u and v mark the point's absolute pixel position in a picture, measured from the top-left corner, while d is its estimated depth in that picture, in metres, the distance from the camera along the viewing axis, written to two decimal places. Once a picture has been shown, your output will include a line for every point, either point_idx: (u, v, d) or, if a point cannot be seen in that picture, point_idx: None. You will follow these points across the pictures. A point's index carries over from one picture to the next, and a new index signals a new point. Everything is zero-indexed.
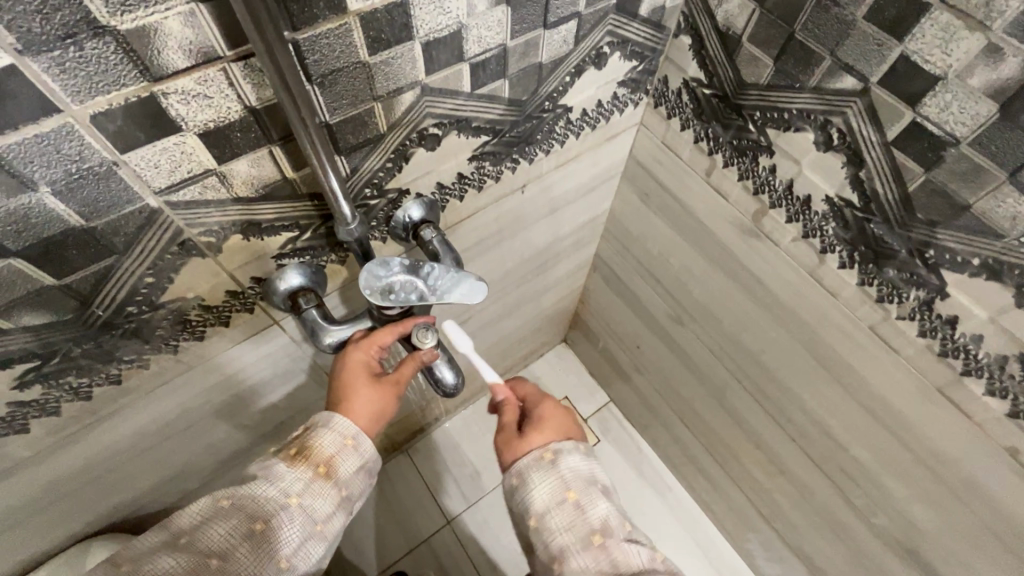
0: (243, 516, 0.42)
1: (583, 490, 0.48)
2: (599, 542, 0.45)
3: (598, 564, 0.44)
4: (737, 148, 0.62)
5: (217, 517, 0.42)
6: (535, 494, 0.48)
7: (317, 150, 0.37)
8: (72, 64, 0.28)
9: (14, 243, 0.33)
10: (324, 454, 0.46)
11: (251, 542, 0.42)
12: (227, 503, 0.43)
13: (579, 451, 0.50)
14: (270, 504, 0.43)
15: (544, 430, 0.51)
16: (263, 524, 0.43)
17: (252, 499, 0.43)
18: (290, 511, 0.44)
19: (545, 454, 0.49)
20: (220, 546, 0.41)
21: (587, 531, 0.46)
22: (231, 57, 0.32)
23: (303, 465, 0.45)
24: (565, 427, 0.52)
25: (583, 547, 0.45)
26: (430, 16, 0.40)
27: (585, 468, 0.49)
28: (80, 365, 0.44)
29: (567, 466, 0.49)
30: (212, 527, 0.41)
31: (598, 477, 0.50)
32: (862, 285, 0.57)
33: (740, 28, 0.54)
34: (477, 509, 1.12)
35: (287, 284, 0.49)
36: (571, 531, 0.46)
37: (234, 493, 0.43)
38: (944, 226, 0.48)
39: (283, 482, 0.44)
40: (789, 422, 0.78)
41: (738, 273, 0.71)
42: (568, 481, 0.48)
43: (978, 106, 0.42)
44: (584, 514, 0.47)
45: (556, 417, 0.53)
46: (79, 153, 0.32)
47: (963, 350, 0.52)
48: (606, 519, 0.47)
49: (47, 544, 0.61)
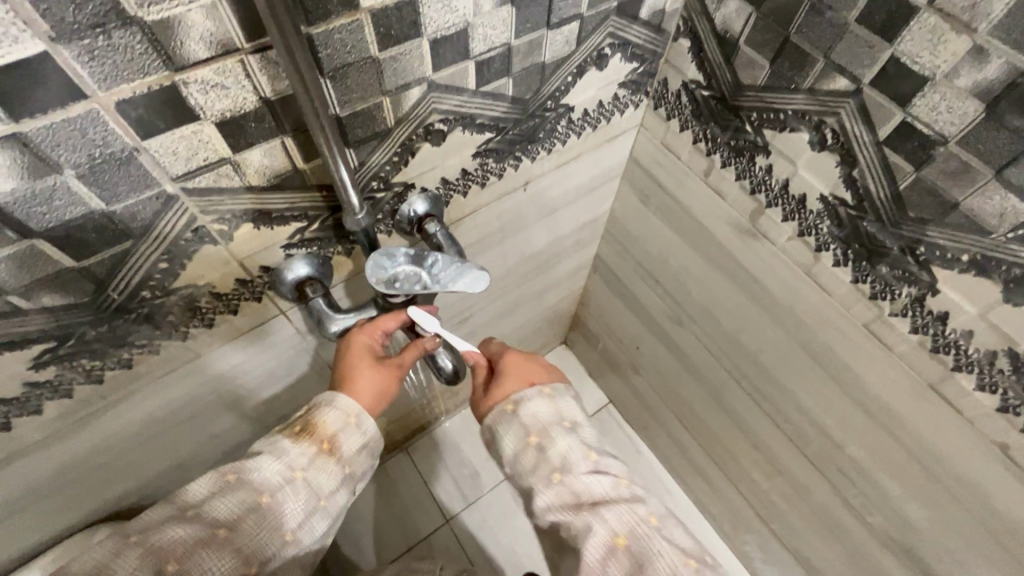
0: (250, 490, 0.43)
1: (543, 432, 0.49)
2: (561, 479, 0.47)
3: (561, 499, 0.46)
4: (734, 149, 0.63)
5: (226, 490, 0.43)
6: (503, 444, 0.50)
7: (328, 140, 0.38)
8: (101, 53, 0.30)
9: (38, 224, 0.35)
10: (328, 431, 0.47)
11: (257, 515, 0.43)
12: (233, 477, 0.44)
13: (543, 394, 0.50)
14: (277, 479, 0.44)
15: (507, 380, 0.52)
16: (268, 497, 0.44)
17: (258, 474, 0.44)
18: (295, 485, 0.45)
19: (507, 405, 0.50)
20: (227, 517, 0.42)
21: (548, 470, 0.47)
22: (248, 48, 0.34)
23: (307, 441, 0.46)
24: (530, 372, 0.53)
25: (546, 485, 0.47)
26: (438, 14, 0.41)
27: (548, 411, 0.50)
28: (94, 348, 0.45)
29: (528, 411, 0.50)
30: (220, 499, 0.43)
31: (563, 414, 0.50)
32: (856, 283, 0.59)
33: (737, 32, 0.56)
34: (476, 507, 1.13)
35: (294, 274, 0.51)
36: (536, 473, 0.48)
37: (240, 468, 0.44)
38: (934, 223, 0.49)
39: (288, 457, 0.45)
40: (786, 421, 0.79)
41: (736, 272, 0.72)
42: (528, 427, 0.49)
43: (965, 105, 0.43)
44: (546, 454, 0.48)
45: (519, 367, 0.53)
46: (103, 138, 0.33)
47: (954, 346, 0.53)
48: (567, 456, 0.48)
49: (54, 529, 0.62)
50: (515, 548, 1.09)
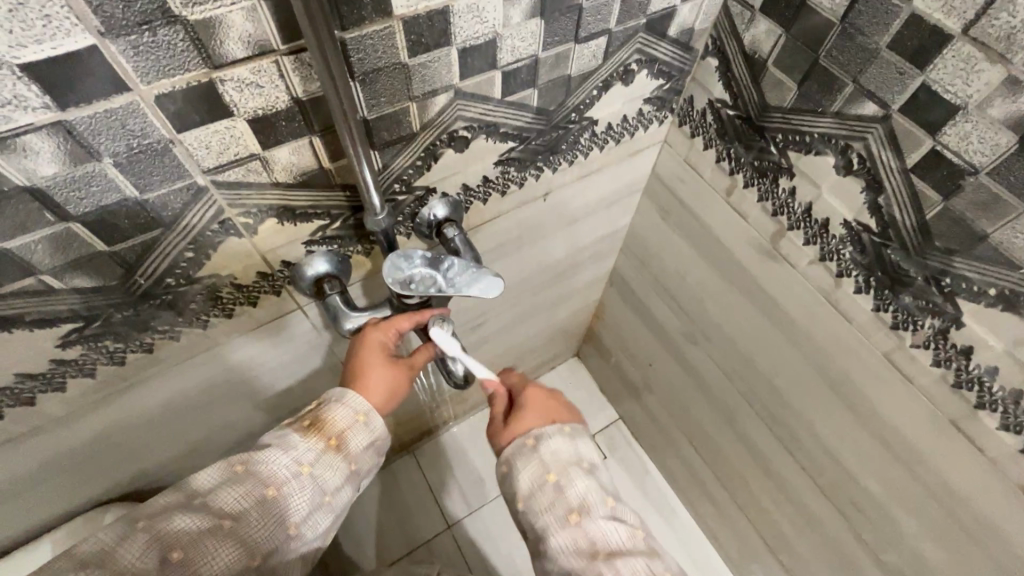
0: (257, 482, 0.44)
1: (564, 471, 0.49)
2: (577, 521, 0.47)
3: (575, 542, 0.46)
4: (758, 170, 0.63)
5: (233, 481, 0.44)
6: (518, 477, 0.50)
7: (354, 142, 0.39)
8: (145, 48, 0.31)
9: (75, 208, 0.36)
10: (337, 428, 0.48)
11: (263, 507, 0.44)
12: (241, 468, 0.44)
13: (562, 433, 0.51)
14: (283, 473, 0.45)
15: (528, 414, 0.53)
16: (274, 491, 0.44)
17: (266, 467, 0.45)
18: (302, 480, 0.46)
19: (528, 440, 0.51)
20: (233, 508, 0.43)
21: (566, 512, 0.47)
22: (284, 50, 0.35)
23: (316, 437, 0.47)
24: (551, 408, 0.53)
25: (562, 525, 0.47)
26: (468, 24, 0.42)
27: (569, 452, 0.50)
28: (119, 330, 0.47)
29: (549, 449, 0.50)
30: (227, 490, 0.43)
31: (582, 457, 0.51)
32: (877, 311, 0.58)
33: (766, 53, 0.56)
34: (480, 515, 1.13)
35: (314, 271, 0.52)
36: (552, 513, 0.48)
37: (248, 459, 0.45)
38: (960, 255, 0.48)
39: (295, 451, 0.46)
40: (800, 448, 0.77)
41: (754, 293, 0.72)
42: (548, 465, 0.49)
43: (998, 136, 0.42)
44: (563, 494, 0.48)
45: (541, 401, 0.54)
46: (142, 129, 0.34)
47: (978, 382, 0.52)
48: (584, 500, 0.48)
49: (69, 504, 0.64)
50: (516, 559, 1.09)
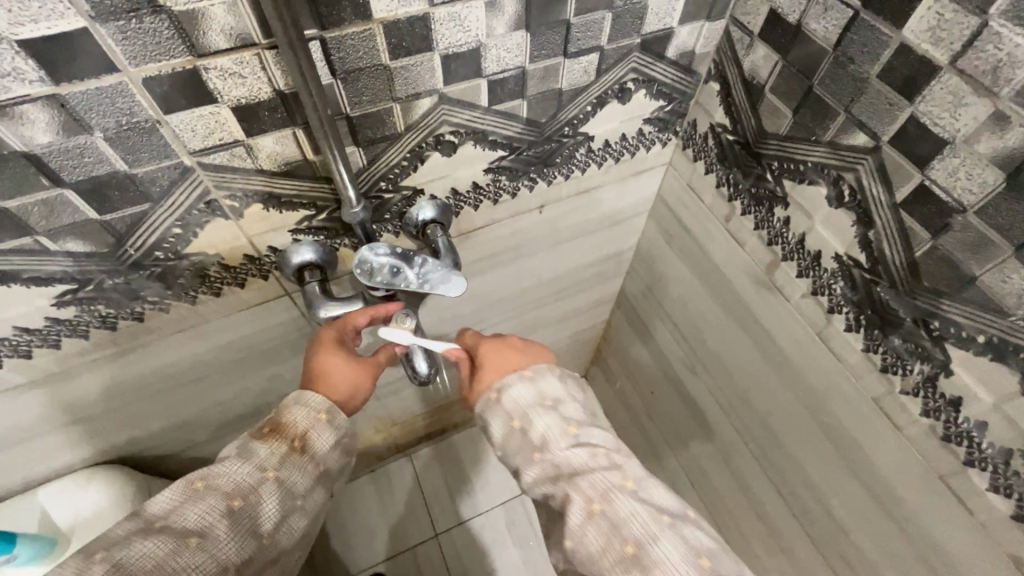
0: (219, 496, 0.45)
1: (525, 415, 0.50)
2: (541, 456, 0.49)
3: (544, 472, 0.48)
4: (755, 197, 0.61)
5: (193, 499, 0.44)
6: (491, 429, 0.52)
7: (328, 137, 0.41)
8: (133, 34, 0.34)
9: (69, 176, 0.40)
10: (299, 428, 0.50)
11: (231, 519, 0.44)
12: (200, 485, 0.45)
13: (523, 379, 0.51)
14: (247, 481, 0.46)
15: (487, 369, 0.53)
16: (239, 501, 0.45)
17: (227, 480, 0.46)
18: (267, 486, 0.47)
19: (491, 394, 0.52)
20: (198, 525, 0.43)
21: (530, 450, 0.49)
22: (264, 44, 0.38)
23: (277, 440, 0.49)
24: (508, 357, 0.53)
25: (529, 462, 0.49)
26: (450, 32, 0.44)
27: (532, 395, 0.50)
28: (111, 297, 0.50)
29: (512, 397, 0.51)
30: (187, 508, 0.44)
31: (545, 395, 0.51)
32: (867, 351, 0.55)
33: (764, 79, 0.55)
34: (466, 527, 1.12)
35: (299, 258, 0.54)
36: (520, 452, 0.50)
37: (206, 475, 0.46)
38: (950, 297, 0.46)
39: (258, 458, 0.47)
40: (792, 494, 0.73)
41: (750, 324, 0.69)
42: (511, 413, 0.50)
43: (985, 173, 0.40)
44: (529, 435, 0.49)
45: (496, 352, 0.54)
46: (131, 108, 0.37)
47: (966, 437, 0.48)
48: (547, 436, 0.49)
49: (64, 461, 0.68)
50: None
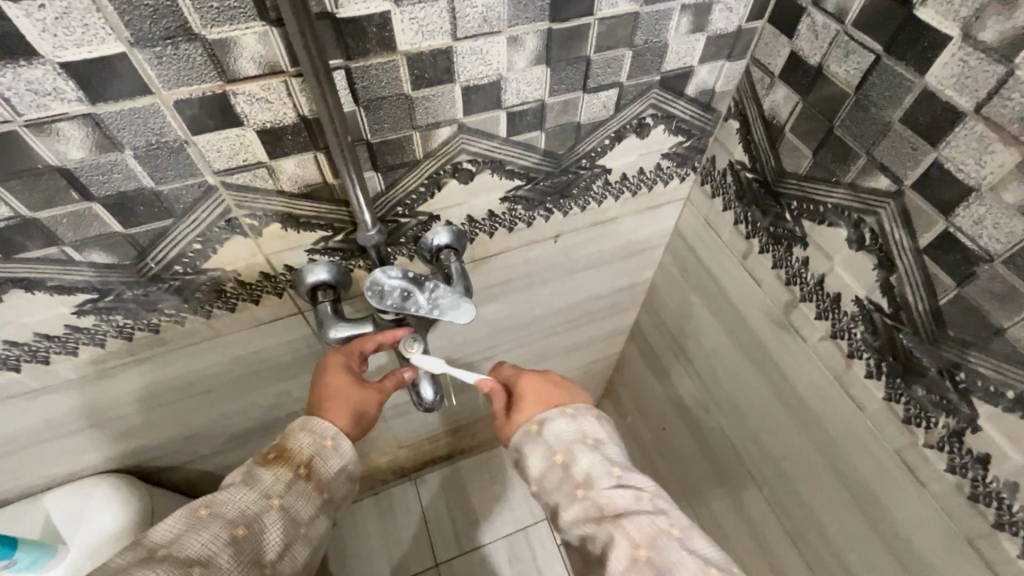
0: (223, 523, 0.44)
1: (567, 450, 0.49)
2: (584, 494, 0.47)
3: (586, 513, 0.47)
4: (773, 236, 0.61)
5: (196, 527, 0.43)
6: (529, 462, 0.50)
7: (348, 162, 0.42)
8: (168, 60, 0.35)
9: (98, 190, 0.41)
10: (303, 456, 0.49)
11: (234, 549, 0.43)
12: (204, 513, 0.44)
13: (564, 414, 0.51)
14: (253, 508, 0.45)
15: (528, 404, 0.52)
16: (243, 530, 0.44)
17: (231, 508, 0.45)
18: (271, 513, 0.46)
19: (531, 426, 0.51)
20: (201, 554, 0.42)
21: (571, 488, 0.48)
22: (291, 72, 0.39)
23: (283, 466, 0.48)
24: (548, 393, 0.53)
25: (571, 500, 0.48)
26: (471, 65, 0.45)
27: (574, 430, 0.50)
28: (129, 307, 0.51)
29: (553, 430, 0.50)
30: (191, 536, 0.43)
31: (586, 433, 0.50)
32: (889, 400, 0.53)
33: (784, 118, 0.55)
34: (468, 559, 1.09)
35: (314, 278, 0.55)
36: (561, 490, 0.48)
37: (211, 503, 0.45)
38: (976, 349, 0.44)
39: (264, 485, 0.47)
40: (808, 547, 0.70)
41: (767, 366, 0.67)
42: (553, 447, 0.49)
43: (1013, 223, 0.39)
44: (570, 471, 0.48)
45: (538, 388, 0.54)
46: (161, 128, 0.39)
47: (996, 497, 0.46)
48: (591, 473, 0.47)
49: (72, 467, 0.68)
50: None
